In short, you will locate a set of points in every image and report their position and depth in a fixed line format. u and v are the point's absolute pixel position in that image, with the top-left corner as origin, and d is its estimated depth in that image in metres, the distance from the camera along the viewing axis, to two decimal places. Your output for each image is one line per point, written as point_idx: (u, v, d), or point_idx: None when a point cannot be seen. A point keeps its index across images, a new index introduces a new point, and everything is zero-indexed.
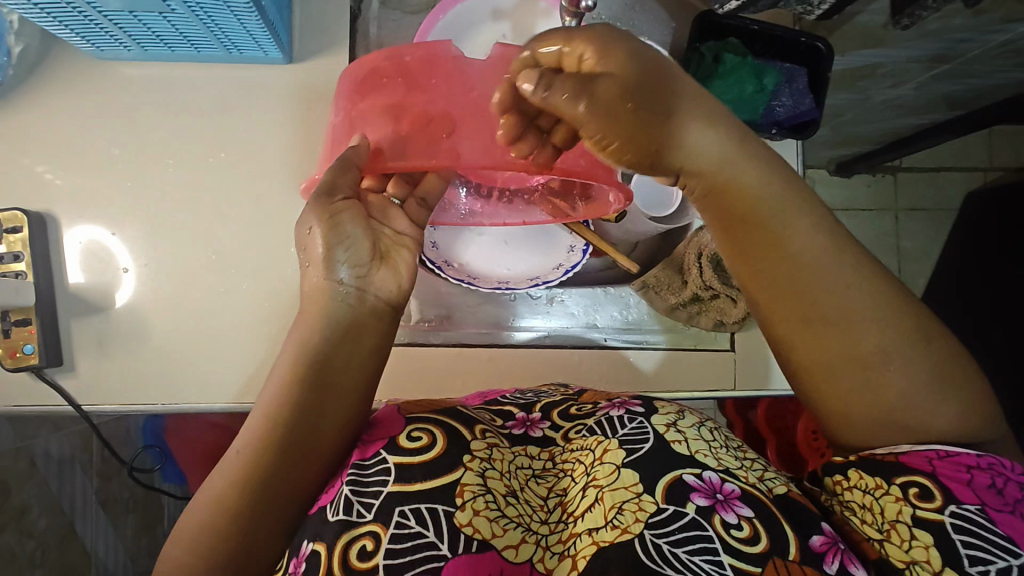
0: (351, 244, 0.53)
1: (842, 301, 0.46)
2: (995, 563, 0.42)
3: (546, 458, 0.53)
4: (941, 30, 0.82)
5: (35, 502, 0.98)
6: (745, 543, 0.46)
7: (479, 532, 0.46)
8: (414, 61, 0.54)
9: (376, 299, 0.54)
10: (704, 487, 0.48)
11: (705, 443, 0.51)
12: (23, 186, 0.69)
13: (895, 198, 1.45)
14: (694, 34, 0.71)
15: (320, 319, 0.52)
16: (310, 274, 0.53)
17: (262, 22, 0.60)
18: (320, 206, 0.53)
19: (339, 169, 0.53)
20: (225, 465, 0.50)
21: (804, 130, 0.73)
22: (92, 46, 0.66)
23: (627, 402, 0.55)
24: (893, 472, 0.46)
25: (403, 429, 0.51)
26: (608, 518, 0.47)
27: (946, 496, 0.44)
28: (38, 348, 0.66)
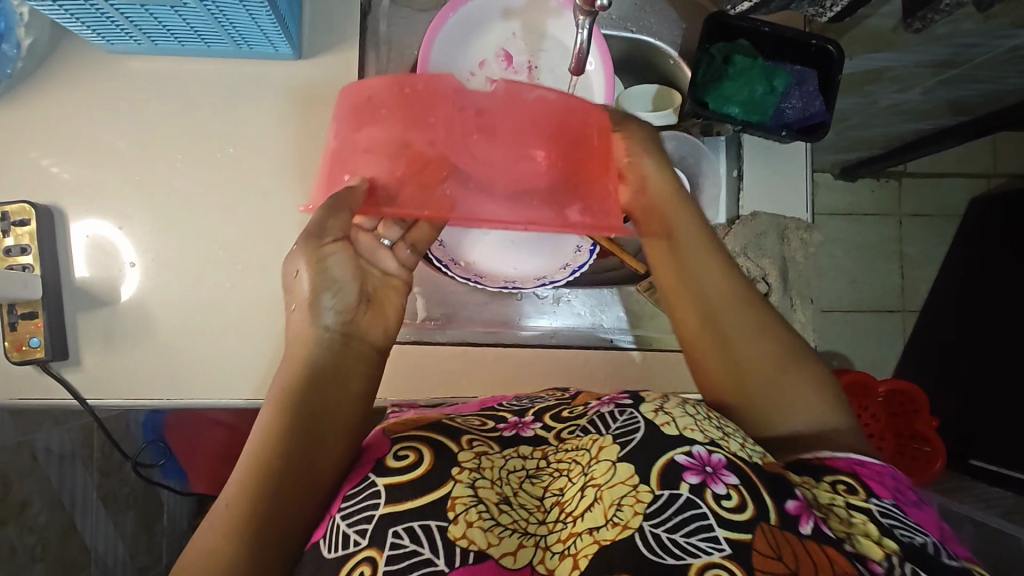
0: (338, 289, 0.54)
1: (728, 292, 0.60)
2: (918, 538, 0.46)
3: (539, 456, 0.53)
4: (952, 34, 0.81)
5: (36, 495, 0.94)
6: (733, 512, 0.45)
7: (474, 543, 0.44)
8: (414, 95, 0.53)
9: (363, 342, 0.56)
10: (695, 464, 0.47)
11: (691, 419, 0.51)
12: (31, 178, 0.69)
13: (900, 202, 1.45)
14: (705, 35, 0.70)
15: (306, 364, 0.52)
16: (296, 316, 0.53)
17: (274, 17, 0.61)
18: (309, 248, 0.53)
19: (331, 211, 0.51)
20: (215, 517, 0.46)
21: (814, 132, 0.71)
22: (103, 39, 0.66)
23: (615, 397, 0.55)
24: (822, 471, 0.52)
25: (392, 449, 0.50)
26: (609, 517, 0.45)
27: (867, 489, 0.50)
28: (44, 340, 0.66)
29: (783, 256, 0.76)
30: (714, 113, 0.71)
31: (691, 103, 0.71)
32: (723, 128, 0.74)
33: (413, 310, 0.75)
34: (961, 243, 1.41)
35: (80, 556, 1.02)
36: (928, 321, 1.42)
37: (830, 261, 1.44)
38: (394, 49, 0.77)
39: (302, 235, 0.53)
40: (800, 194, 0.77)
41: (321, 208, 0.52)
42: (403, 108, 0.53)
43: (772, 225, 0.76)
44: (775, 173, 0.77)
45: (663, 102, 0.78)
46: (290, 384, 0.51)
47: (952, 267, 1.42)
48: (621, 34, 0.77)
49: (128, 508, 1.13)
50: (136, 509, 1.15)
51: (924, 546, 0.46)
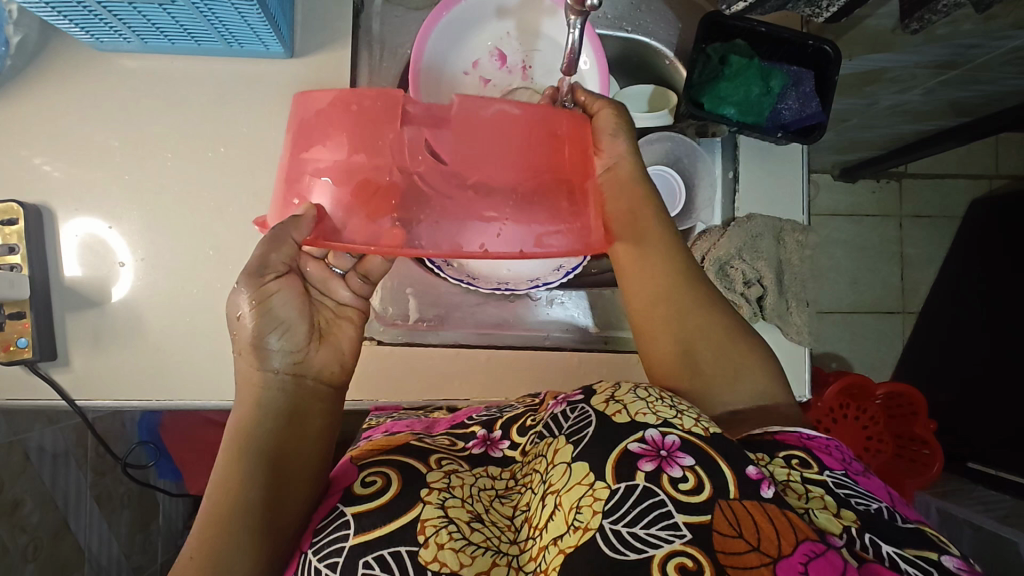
0: (285, 328, 0.52)
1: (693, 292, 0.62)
2: (872, 505, 0.47)
3: (508, 476, 0.54)
4: (952, 35, 0.80)
5: (28, 495, 0.93)
6: (691, 494, 0.44)
7: (445, 566, 0.44)
8: (370, 115, 0.48)
9: (316, 380, 0.54)
10: (649, 450, 0.46)
11: (643, 402, 0.50)
12: (20, 176, 0.68)
13: (900, 204, 1.44)
14: (700, 35, 0.70)
15: (259, 407, 0.51)
16: (242, 360, 0.51)
17: (262, 15, 0.60)
18: (251, 287, 0.50)
19: (272, 245, 0.49)
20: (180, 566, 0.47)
21: (810, 133, 0.71)
22: (92, 37, 0.65)
23: (567, 394, 0.54)
24: (776, 448, 0.52)
25: (357, 477, 0.51)
26: (570, 522, 0.45)
27: (819, 462, 0.50)
28: (32, 341, 0.66)
29: (778, 258, 0.75)
30: (709, 114, 0.71)
31: (686, 104, 0.71)
32: (718, 129, 0.74)
33: (406, 311, 0.74)
34: (961, 245, 1.40)
35: (73, 555, 1.01)
36: (928, 323, 1.41)
37: (829, 262, 1.43)
38: (387, 49, 0.77)
39: (243, 272, 0.50)
40: (797, 193, 0.77)
41: (262, 241, 0.49)
42: (357, 128, 0.48)
43: (768, 226, 0.75)
44: (770, 174, 0.76)
45: (659, 100, 0.78)
46: (241, 421, 0.51)
47: (952, 269, 1.40)
48: (616, 33, 0.76)
49: (122, 507, 1.13)
50: (130, 508, 1.15)
51: (879, 512, 0.47)
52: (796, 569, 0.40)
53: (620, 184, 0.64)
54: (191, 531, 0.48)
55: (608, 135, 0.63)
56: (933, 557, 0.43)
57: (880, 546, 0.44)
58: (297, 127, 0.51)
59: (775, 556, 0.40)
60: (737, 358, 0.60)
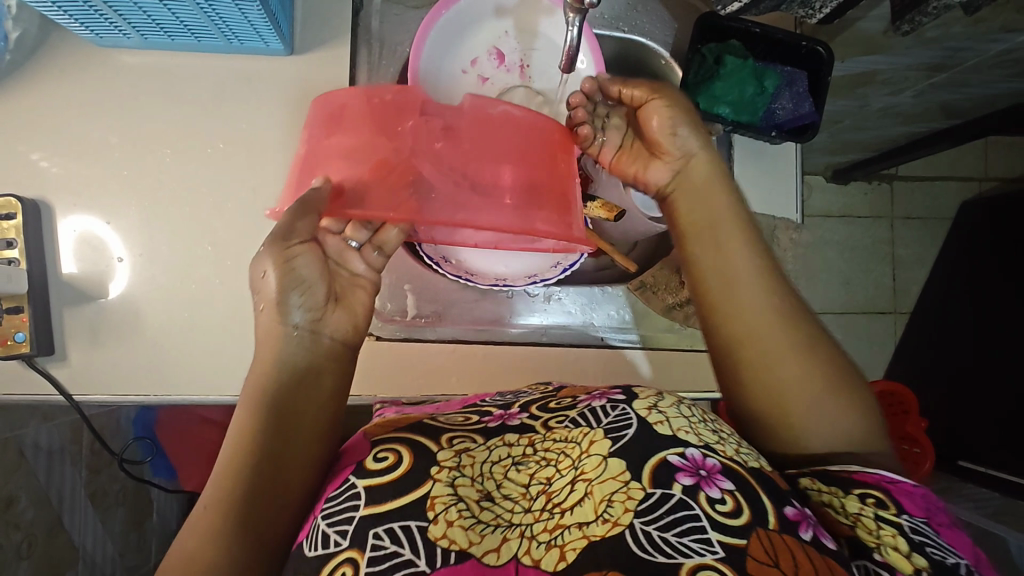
0: (306, 287, 0.53)
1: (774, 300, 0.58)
2: (948, 557, 0.46)
3: (526, 443, 0.51)
4: (942, 38, 0.81)
5: (22, 491, 0.93)
6: (728, 516, 0.45)
7: (455, 543, 0.44)
8: (387, 106, 0.53)
9: (331, 340, 0.56)
10: (688, 466, 0.47)
11: (685, 420, 0.51)
12: (17, 172, 0.68)
13: (892, 205, 1.45)
14: (695, 36, 0.71)
15: (274, 363, 0.53)
16: (263, 316, 0.53)
17: (263, 12, 0.60)
18: (275, 250, 0.51)
19: (300, 212, 0.50)
20: (194, 521, 0.49)
21: (803, 133, 0.73)
22: (92, 32, 0.66)
23: (608, 392, 0.55)
24: (850, 483, 0.52)
25: (369, 453, 0.50)
26: (599, 512, 0.46)
27: (897, 504, 0.49)
28: (29, 336, 0.66)
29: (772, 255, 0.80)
30: (703, 114, 0.72)
31: None
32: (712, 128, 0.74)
33: (404, 307, 0.74)
34: (953, 247, 1.42)
35: (67, 553, 1.01)
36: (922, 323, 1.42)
37: (823, 263, 1.45)
38: (386, 46, 0.77)
39: (269, 236, 0.51)
40: (790, 194, 0.78)
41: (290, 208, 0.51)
42: (377, 119, 0.54)
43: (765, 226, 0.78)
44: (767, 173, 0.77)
45: None
46: (262, 378, 0.53)
47: (944, 271, 1.42)
48: (613, 33, 0.77)
49: (117, 506, 1.13)
50: (126, 506, 1.14)
51: (955, 566, 0.46)
52: None
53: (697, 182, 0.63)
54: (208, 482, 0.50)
55: (667, 133, 0.63)
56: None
57: None
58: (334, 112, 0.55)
59: None
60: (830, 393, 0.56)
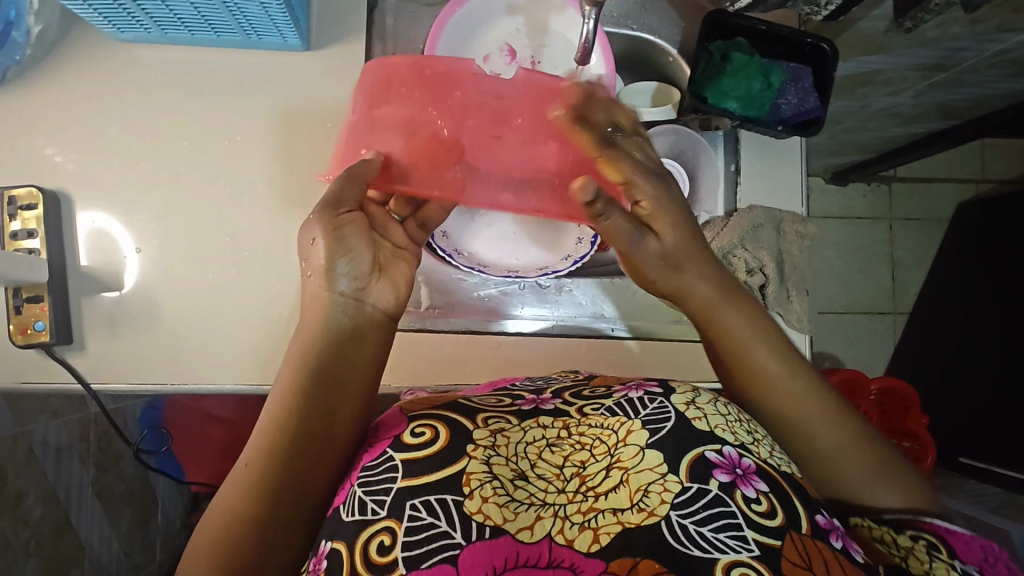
0: (353, 256, 0.57)
1: (791, 403, 0.58)
2: None
3: (560, 426, 0.50)
4: (940, 38, 0.84)
5: (30, 487, 0.93)
6: (763, 517, 0.46)
7: (490, 519, 0.44)
8: (434, 78, 0.62)
9: (374, 308, 0.57)
10: (725, 463, 0.48)
11: (723, 418, 0.51)
12: (36, 166, 0.69)
13: (889, 207, 1.47)
14: (703, 33, 0.73)
15: (320, 326, 0.55)
16: (311, 283, 0.56)
17: (284, 8, 0.62)
18: (325, 217, 0.56)
19: (349, 181, 0.57)
20: (235, 477, 0.50)
21: (809, 127, 0.74)
22: (114, 27, 0.67)
23: (644, 385, 0.55)
24: (903, 526, 0.54)
25: (407, 426, 0.50)
26: (633, 501, 0.46)
27: (951, 550, 0.52)
28: (49, 324, 0.66)
29: (778, 248, 0.78)
30: (712, 107, 0.72)
31: (690, 99, 0.73)
32: (721, 122, 0.76)
33: (416, 298, 0.75)
34: (952, 246, 1.44)
35: (74, 552, 1.01)
36: (920, 323, 1.44)
37: (824, 263, 1.46)
38: (400, 42, 0.79)
39: (320, 203, 0.56)
40: (796, 186, 0.79)
41: (341, 177, 0.57)
42: (426, 86, 0.62)
43: (767, 218, 0.77)
44: (769, 168, 0.79)
45: (661, 98, 0.80)
46: (307, 345, 0.54)
47: (941, 271, 1.44)
48: (623, 31, 0.79)
49: (123, 504, 1.12)
50: (131, 504, 1.14)
51: None
52: None
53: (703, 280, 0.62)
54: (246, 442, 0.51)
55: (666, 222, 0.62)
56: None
57: None
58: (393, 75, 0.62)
59: None
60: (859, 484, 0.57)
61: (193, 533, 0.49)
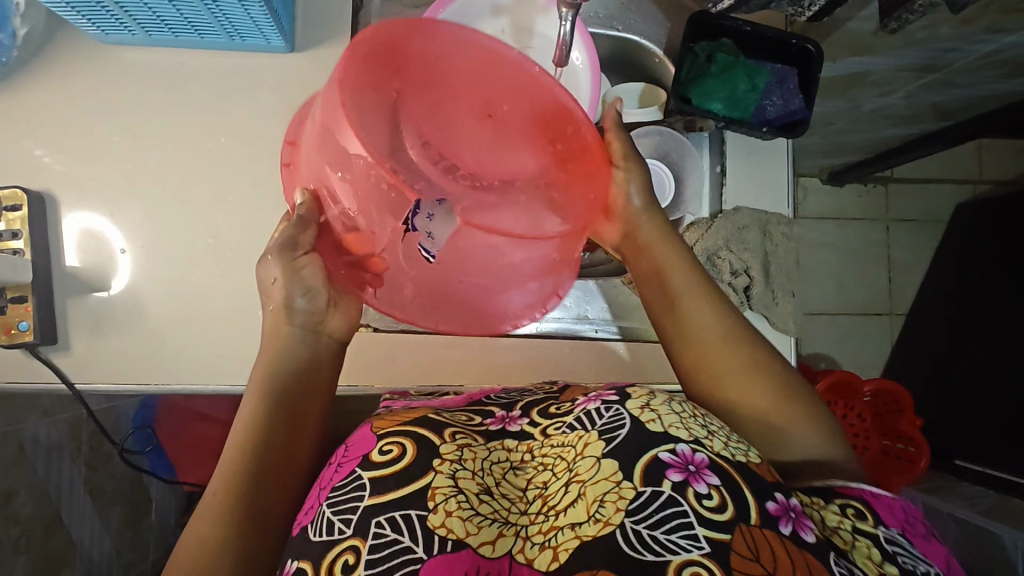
0: (311, 292, 0.59)
1: (730, 341, 0.61)
2: (917, 567, 0.49)
3: (524, 450, 0.53)
4: (928, 39, 0.84)
5: (21, 486, 0.93)
6: (714, 512, 0.45)
7: (452, 532, 0.44)
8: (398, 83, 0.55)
9: (330, 338, 0.61)
10: (679, 462, 0.47)
11: (677, 416, 0.51)
12: (23, 167, 0.69)
13: (885, 208, 1.47)
14: (687, 36, 0.73)
15: (279, 357, 0.58)
16: (271, 315, 0.59)
17: (265, 10, 0.62)
18: (284, 260, 0.56)
19: (300, 226, 0.56)
20: (206, 505, 0.51)
21: (793, 129, 0.74)
22: (98, 29, 0.67)
23: (601, 394, 0.55)
24: (831, 495, 0.54)
25: (375, 446, 0.50)
26: (591, 513, 0.46)
27: (875, 516, 0.52)
28: (33, 325, 0.67)
29: (765, 250, 0.78)
30: (697, 110, 0.73)
31: (675, 100, 0.73)
32: (706, 124, 0.75)
33: None
34: (948, 248, 1.43)
35: (64, 550, 1.01)
36: (915, 325, 1.43)
37: (819, 264, 1.46)
38: None
39: (275, 247, 0.56)
40: (781, 187, 0.79)
41: (290, 224, 0.56)
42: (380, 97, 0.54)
43: (754, 220, 0.78)
44: (755, 168, 0.79)
45: (649, 98, 0.80)
46: (267, 372, 0.57)
47: (936, 272, 1.44)
48: (608, 32, 0.79)
49: (115, 502, 1.13)
50: (123, 503, 1.14)
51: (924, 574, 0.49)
52: None
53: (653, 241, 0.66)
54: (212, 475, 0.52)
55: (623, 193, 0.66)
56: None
57: None
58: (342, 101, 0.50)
59: None
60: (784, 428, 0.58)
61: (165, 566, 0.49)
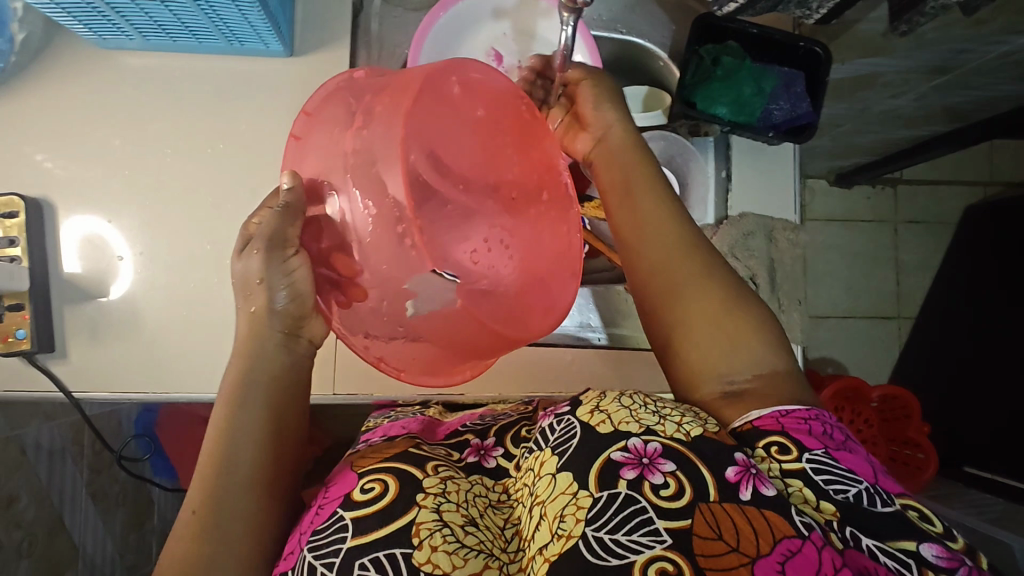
0: (296, 295, 0.53)
1: (689, 253, 0.58)
2: (851, 490, 0.45)
3: (501, 490, 0.53)
4: (941, 40, 0.82)
5: (23, 490, 0.92)
6: (672, 499, 0.44)
7: (438, 568, 0.43)
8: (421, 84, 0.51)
9: (308, 340, 0.56)
10: (632, 458, 0.46)
11: (627, 410, 0.49)
12: (22, 172, 0.69)
13: (895, 210, 1.44)
14: (693, 37, 0.71)
15: (257, 360, 0.54)
16: (250, 314, 0.54)
17: (263, 14, 0.61)
18: (270, 255, 0.52)
19: (285, 217, 0.51)
20: (184, 524, 0.49)
21: (802, 133, 0.72)
22: (95, 34, 0.67)
23: (556, 407, 0.53)
24: (754, 438, 0.49)
25: (357, 484, 0.50)
26: (553, 530, 0.45)
27: (799, 445, 0.47)
28: (30, 333, 0.66)
29: (770, 256, 0.79)
30: (701, 114, 0.71)
31: (678, 103, 0.71)
32: (710, 129, 0.74)
33: None
34: (959, 250, 1.41)
35: (67, 553, 1.00)
36: (925, 328, 1.41)
37: (827, 267, 1.44)
38: (385, 48, 0.79)
39: (263, 243, 0.51)
40: (787, 193, 0.78)
41: (275, 213, 0.51)
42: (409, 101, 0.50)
43: (759, 225, 0.78)
44: (758, 173, 0.78)
45: (652, 102, 0.79)
46: (246, 379, 0.53)
47: (947, 275, 1.41)
48: (611, 35, 0.77)
49: (118, 506, 1.12)
50: (125, 507, 1.14)
51: (858, 497, 0.45)
52: (774, 568, 0.40)
53: (614, 153, 0.64)
54: (188, 500, 0.50)
55: (592, 105, 0.65)
56: (912, 546, 0.43)
57: (860, 540, 0.43)
58: (404, 134, 0.49)
59: (753, 555, 0.41)
60: (745, 347, 0.54)
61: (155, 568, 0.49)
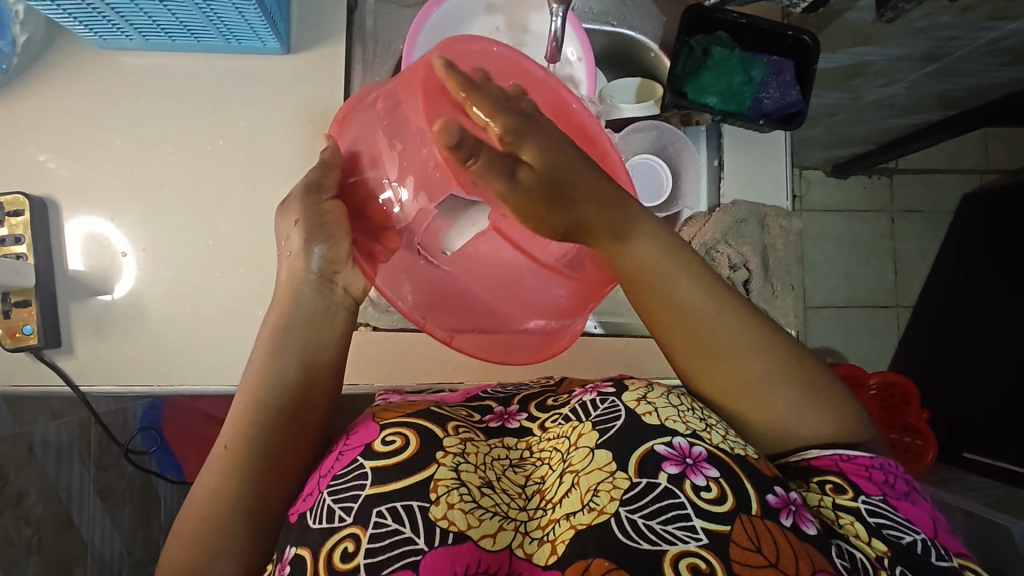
0: (330, 241, 0.58)
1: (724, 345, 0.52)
2: (905, 537, 0.47)
3: (523, 448, 0.54)
4: (929, 28, 0.83)
5: (31, 487, 0.93)
6: (713, 504, 0.46)
7: (454, 524, 0.45)
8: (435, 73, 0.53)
9: (344, 291, 0.60)
10: (675, 455, 0.48)
11: (674, 409, 0.51)
12: (24, 171, 0.70)
13: (891, 199, 1.45)
14: (682, 28, 0.73)
15: (291, 301, 0.58)
16: (288, 263, 0.59)
17: (260, 13, 0.62)
18: (308, 201, 0.57)
19: (325, 168, 0.58)
20: (214, 459, 0.52)
21: (792, 121, 0.74)
22: (96, 34, 0.68)
23: (599, 386, 0.55)
24: (809, 474, 0.51)
25: (379, 435, 0.51)
26: (585, 502, 0.46)
27: (855, 487, 0.49)
28: (37, 329, 0.68)
29: (764, 243, 0.78)
30: (692, 104, 0.73)
31: (671, 94, 0.73)
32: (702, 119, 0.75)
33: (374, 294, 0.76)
34: (955, 239, 1.42)
35: (75, 550, 1.01)
36: (924, 316, 1.42)
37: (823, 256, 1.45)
38: (380, 44, 0.79)
39: (301, 189, 0.57)
40: (779, 183, 0.79)
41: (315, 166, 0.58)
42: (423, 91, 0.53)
43: (751, 212, 0.77)
44: (752, 163, 0.79)
45: (645, 92, 0.80)
46: (279, 323, 0.56)
47: (945, 262, 1.42)
48: (602, 28, 0.79)
49: (124, 503, 1.14)
50: (132, 503, 1.15)
51: (912, 544, 0.47)
52: None
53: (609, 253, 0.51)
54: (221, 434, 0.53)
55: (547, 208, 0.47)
56: None
57: None
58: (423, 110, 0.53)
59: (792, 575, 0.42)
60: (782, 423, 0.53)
61: (166, 542, 0.51)
